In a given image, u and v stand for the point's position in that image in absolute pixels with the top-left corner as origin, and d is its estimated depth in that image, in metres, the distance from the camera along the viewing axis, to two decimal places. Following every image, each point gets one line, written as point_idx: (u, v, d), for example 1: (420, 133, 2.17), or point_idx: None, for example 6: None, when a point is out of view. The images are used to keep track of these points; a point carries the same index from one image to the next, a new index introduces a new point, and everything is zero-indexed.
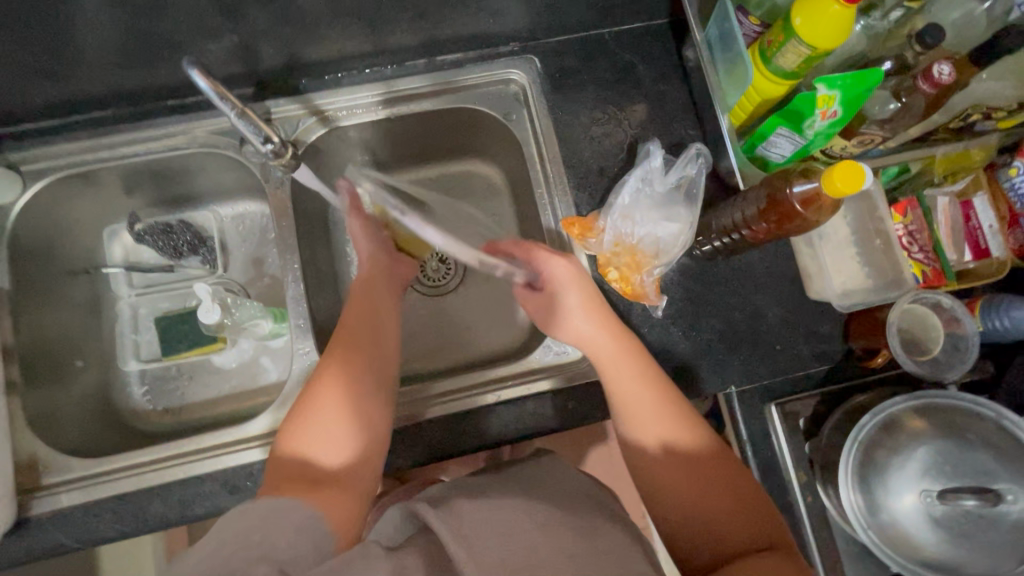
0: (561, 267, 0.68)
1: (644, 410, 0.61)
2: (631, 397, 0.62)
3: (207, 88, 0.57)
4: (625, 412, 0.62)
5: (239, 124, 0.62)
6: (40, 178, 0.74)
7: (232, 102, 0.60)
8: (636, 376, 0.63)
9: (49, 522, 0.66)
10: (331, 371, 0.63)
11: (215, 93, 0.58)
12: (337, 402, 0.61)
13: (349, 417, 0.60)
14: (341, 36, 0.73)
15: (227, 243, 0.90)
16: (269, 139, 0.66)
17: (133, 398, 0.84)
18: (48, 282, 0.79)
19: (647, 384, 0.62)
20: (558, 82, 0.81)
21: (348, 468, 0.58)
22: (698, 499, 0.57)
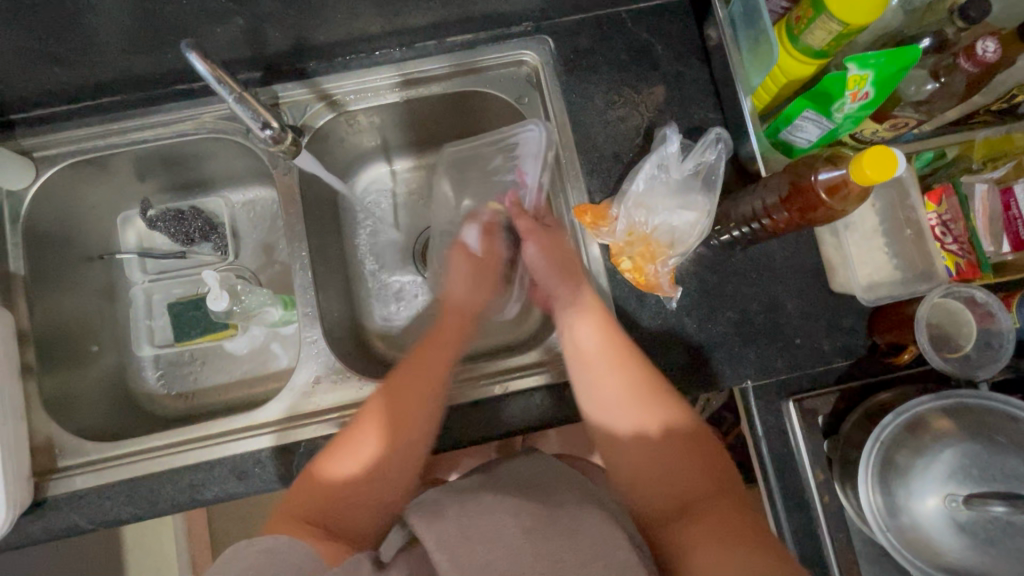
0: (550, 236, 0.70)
1: (601, 364, 0.61)
2: (591, 351, 0.62)
3: (204, 72, 0.56)
4: (584, 365, 0.62)
5: (236, 107, 0.61)
6: (52, 164, 0.75)
7: (231, 85, 0.59)
8: (598, 330, 0.63)
9: (66, 504, 0.67)
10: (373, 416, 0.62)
11: (213, 77, 0.57)
12: (379, 424, 0.61)
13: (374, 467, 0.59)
14: (348, 18, 0.70)
15: (238, 229, 0.90)
16: (268, 125, 0.64)
17: (148, 383, 0.85)
18: (64, 268, 0.79)
19: (608, 340, 0.62)
20: (573, 63, 0.78)
21: (368, 489, 0.59)
22: (653, 442, 0.58)
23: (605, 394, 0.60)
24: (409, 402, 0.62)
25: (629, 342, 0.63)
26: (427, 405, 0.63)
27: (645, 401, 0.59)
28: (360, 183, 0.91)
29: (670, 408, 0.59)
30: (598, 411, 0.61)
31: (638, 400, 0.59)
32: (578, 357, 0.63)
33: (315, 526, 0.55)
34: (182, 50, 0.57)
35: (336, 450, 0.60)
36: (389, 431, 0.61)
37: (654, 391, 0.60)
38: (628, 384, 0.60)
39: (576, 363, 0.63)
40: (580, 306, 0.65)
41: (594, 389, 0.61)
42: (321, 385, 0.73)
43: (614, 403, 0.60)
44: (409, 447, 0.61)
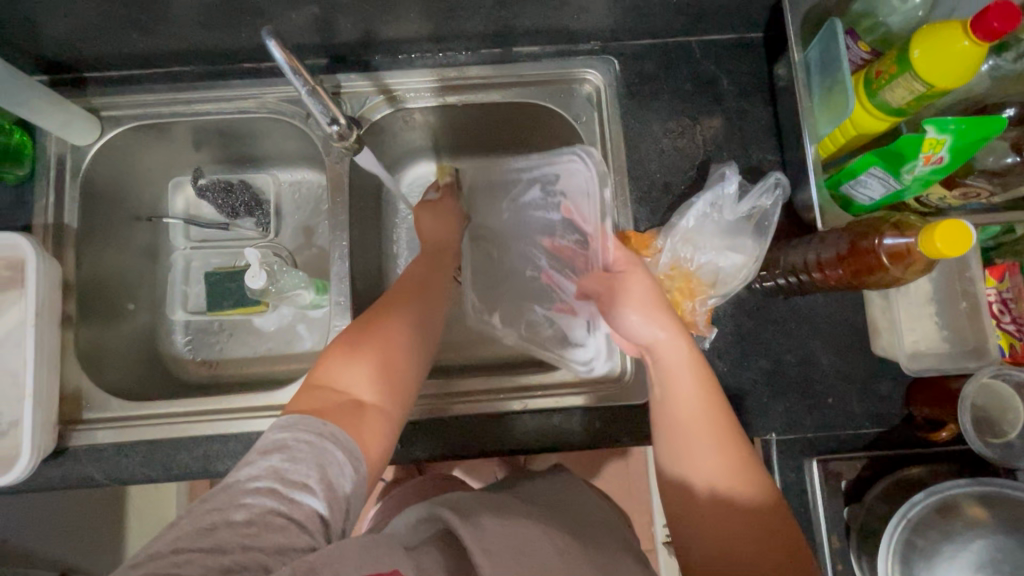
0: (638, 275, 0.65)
1: (696, 435, 0.56)
2: (687, 415, 0.57)
3: (281, 61, 0.57)
4: (677, 426, 0.57)
5: (308, 99, 0.62)
6: (118, 125, 0.77)
7: (305, 78, 0.60)
8: (695, 388, 0.57)
9: (84, 456, 0.69)
10: (385, 309, 0.63)
11: (289, 66, 0.58)
12: (381, 331, 0.60)
13: (396, 347, 0.60)
14: (419, 18, 0.71)
15: (281, 208, 0.91)
16: (336, 121, 0.66)
17: (176, 346, 0.86)
18: (113, 226, 0.81)
19: (704, 403, 0.57)
20: (636, 87, 0.77)
21: (383, 395, 0.56)
22: (734, 530, 0.53)
23: (697, 470, 0.55)
24: (410, 315, 0.64)
25: (725, 409, 0.58)
26: (427, 310, 0.66)
27: (729, 478, 0.54)
28: (406, 178, 0.91)
29: (755, 487, 0.54)
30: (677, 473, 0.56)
31: (729, 476, 0.54)
32: (674, 422, 0.57)
33: (333, 402, 0.53)
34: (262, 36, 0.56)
35: (349, 338, 0.59)
36: (385, 339, 0.60)
37: (747, 468, 0.55)
38: (719, 455, 0.55)
39: (669, 426, 0.57)
40: (675, 360, 0.59)
41: (685, 459, 0.56)
42: None
43: (700, 472, 0.55)
44: (414, 355, 0.61)
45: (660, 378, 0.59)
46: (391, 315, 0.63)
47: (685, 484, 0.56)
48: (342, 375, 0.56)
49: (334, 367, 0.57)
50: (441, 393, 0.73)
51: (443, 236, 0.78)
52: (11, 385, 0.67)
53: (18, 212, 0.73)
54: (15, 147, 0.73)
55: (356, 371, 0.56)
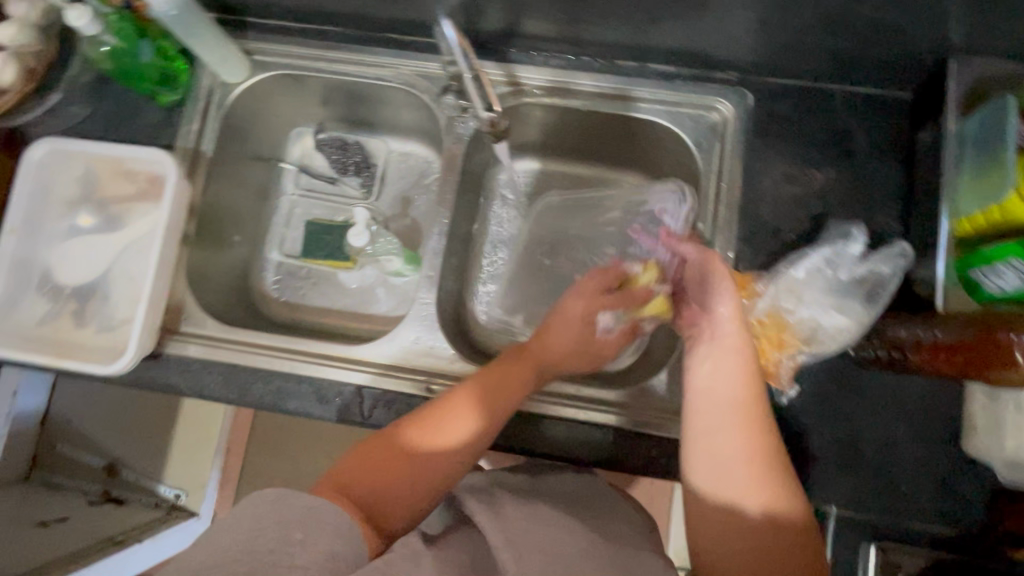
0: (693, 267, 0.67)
1: (725, 407, 0.56)
2: (724, 386, 0.57)
3: (454, 42, 0.63)
4: (708, 406, 0.57)
5: (470, 83, 0.67)
6: (265, 70, 0.82)
7: (470, 64, 0.66)
8: (737, 376, 0.58)
9: (174, 364, 0.74)
10: (445, 415, 0.61)
11: (459, 48, 0.64)
12: (432, 435, 0.59)
13: (434, 460, 0.57)
14: (566, 19, 0.72)
15: (386, 174, 0.95)
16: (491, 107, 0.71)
17: (265, 282, 0.92)
18: (237, 161, 0.87)
19: (744, 394, 0.57)
20: (765, 125, 0.75)
21: (396, 504, 0.54)
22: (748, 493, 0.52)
23: (721, 440, 0.54)
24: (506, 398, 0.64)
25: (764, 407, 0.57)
26: (483, 431, 0.61)
27: (751, 447, 0.54)
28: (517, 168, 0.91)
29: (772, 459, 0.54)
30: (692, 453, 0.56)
31: (745, 437, 0.54)
32: (707, 394, 0.58)
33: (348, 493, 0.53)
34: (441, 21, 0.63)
35: (401, 429, 0.59)
36: (426, 449, 0.58)
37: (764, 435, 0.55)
38: (742, 439, 0.54)
39: (703, 399, 0.57)
40: (725, 346, 0.60)
41: (711, 428, 0.55)
42: (418, 346, 0.76)
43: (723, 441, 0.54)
44: (446, 476, 0.57)
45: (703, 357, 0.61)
46: (446, 425, 0.60)
47: (701, 465, 0.55)
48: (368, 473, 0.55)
49: (371, 455, 0.57)
50: None
51: (565, 346, 0.69)
52: (130, 286, 0.74)
53: (163, 132, 0.79)
54: (173, 72, 0.78)
55: (385, 471, 0.56)
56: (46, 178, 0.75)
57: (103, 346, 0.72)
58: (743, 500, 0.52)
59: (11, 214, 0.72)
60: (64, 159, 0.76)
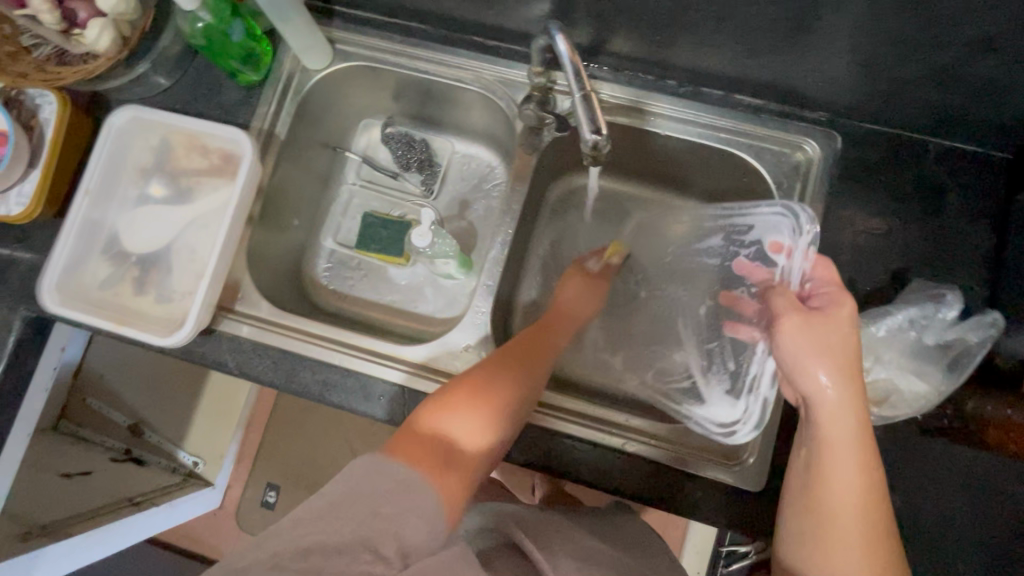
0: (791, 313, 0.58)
1: (846, 520, 0.51)
2: (842, 492, 0.51)
3: (564, 55, 0.58)
4: (819, 517, 0.52)
5: (578, 105, 0.60)
6: (346, 60, 0.82)
7: (581, 82, 0.59)
8: (856, 482, 0.51)
9: (225, 342, 0.74)
10: (479, 381, 0.60)
11: (568, 62, 0.58)
12: (475, 399, 0.58)
13: (489, 418, 0.57)
14: (661, 42, 0.70)
15: (448, 175, 0.95)
16: (597, 131, 0.62)
17: (317, 269, 0.92)
18: (306, 147, 0.87)
19: (862, 502, 0.51)
20: (851, 171, 0.72)
21: (473, 455, 0.54)
22: None
23: (838, 554, 0.50)
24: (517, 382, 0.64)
25: (884, 508, 0.52)
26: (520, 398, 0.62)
27: (870, 562, 0.49)
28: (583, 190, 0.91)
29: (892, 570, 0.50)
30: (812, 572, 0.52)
31: (866, 552, 0.50)
32: (821, 502, 0.52)
33: (432, 453, 0.51)
34: (549, 30, 0.58)
35: (446, 395, 0.58)
36: (485, 402, 0.58)
37: (884, 544, 0.50)
38: (875, 568, 0.49)
39: (818, 504, 0.52)
40: (843, 436, 0.52)
41: (828, 542, 0.51)
42: (468, 354, 0.76)
43: (843, 559, 0.50)
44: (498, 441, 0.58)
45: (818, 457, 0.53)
46: (490, 381, 0.60)
47: (812, 572, 0.52)
48: (441, 426, 0.54)
49: (434, 415, 0.56)
50: (549, 405, 0.72)
51: (551, 341, 0.72)
52: (192, 260, 0.75)
53: (241, 111, 0.79)
54: (259, 54, 0.78)
55: (458, 427, 0.55)
56: (124, 144, 0.76)
57: (159, 317, 0.73)
58: None
59: (87, 176, 0.74)
60: (143, 128, 0.77)
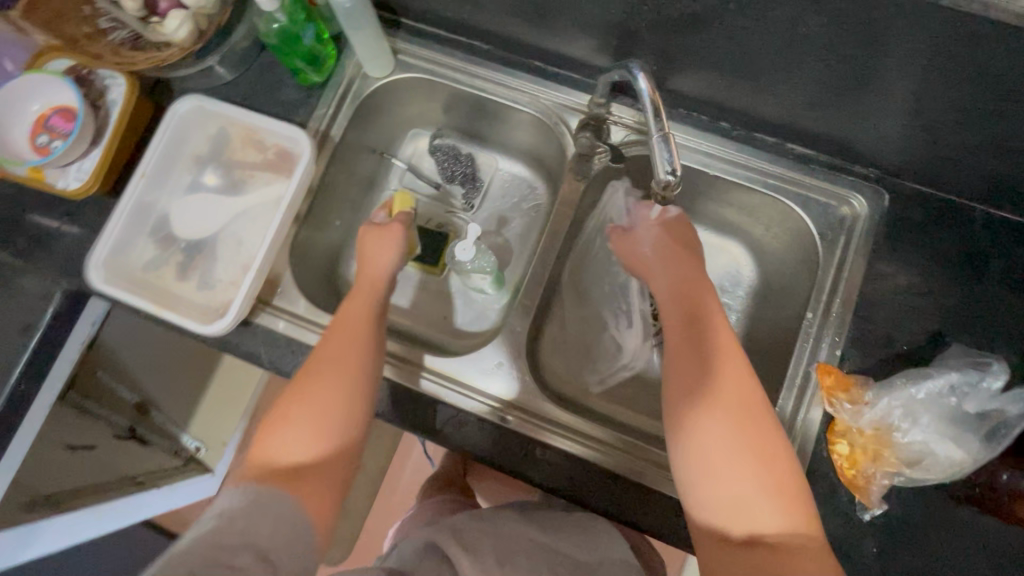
0: (654, 231, 0.71)
1: (712, 384, 0.57)
2: (710, 364, 0.59)
3: (646, 94, 0.59)
4: (691, 389, 0.58)
5: (656, 144, 0.60)
6: (407, 71, 0.84)
7: (660, 123, 0.60)
8: (722, 358, 0.59)
9: (259, 334, 0.75)
10: (325, 376, 0.62)
11: (650, 102, 0.59)
12: (310, 415, 0.60)
13: (320, 426, 0.60)
14: (722, 84, 0.71)
15: (489, 190, 0.96)
16: (673, 171, 0.62)
17: (350, 270, 0.93)
18: (356, 150, 0.89)
19: (690, 352, 0.60)
20: (896, 229, 0.73)
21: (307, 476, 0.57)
22: (726, 456, 0.53)
23: (706, 420, 0.56)
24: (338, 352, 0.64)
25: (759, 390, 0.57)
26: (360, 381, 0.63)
27: (732, 421, 0.55)
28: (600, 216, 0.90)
29: (759, 433, 0.54)
30: (684, 445, 0.56)
31: (734, 409, 0.56)
32: (691, 377, 0.59)
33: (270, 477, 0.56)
34: (631, 71, 0.60)
35: (284, 406, 0.61)
36: (314, 416, 0.60)
37: (753, 409, 0.56)
38: (733, 420, 0.55)
39: (687, 379, 0.59)
40: (687, 319, 0.63)
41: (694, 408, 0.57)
42: (500, 371, 0.77)
43: (707, 420, 0.56)
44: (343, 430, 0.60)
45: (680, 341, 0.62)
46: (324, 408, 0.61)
47: (687, 442, 0.56)
48: (275, 449, 0.58)
49: (271, 438, 0.59)
50: (576, 430, 0.73)
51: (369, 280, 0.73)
52: (238, 252, 0.76)
53: (298, 110, 0.81)
54: (323, 58, 0.80)
55: (294, 446, 0.58)
56: (183, 131, 0.78)
57: (199, 304, 0.74)
58: (739, 475, 0.53)
59: (146, 159, 0.75)
60: (204, 117, 0.79)
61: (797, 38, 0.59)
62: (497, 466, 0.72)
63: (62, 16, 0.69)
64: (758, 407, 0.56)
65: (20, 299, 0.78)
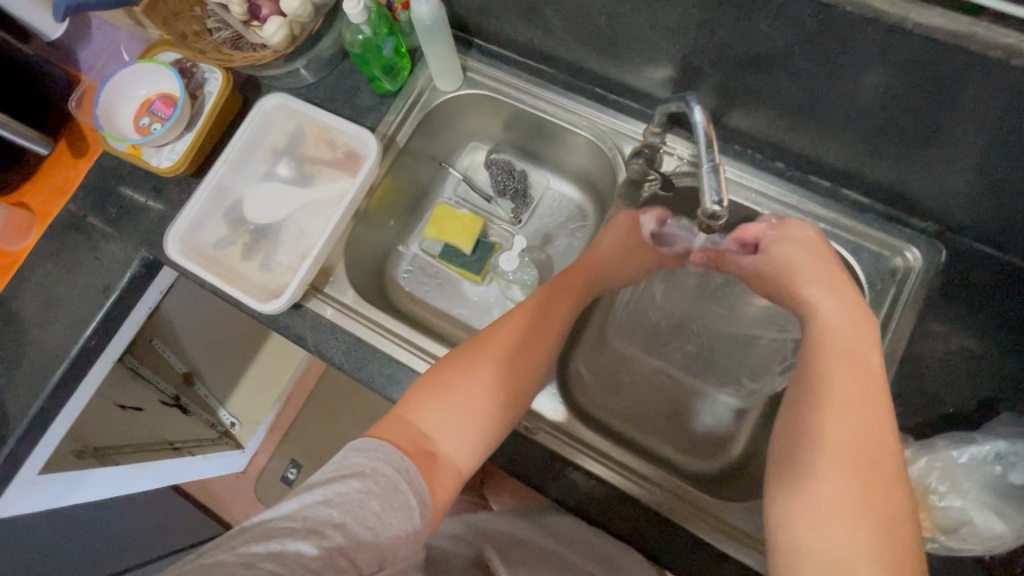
0: (789, 249, 0.67)
1: (845, 384, 0.53)
2: (844, 366, 0.55)
3: (699, 123, 0.61)
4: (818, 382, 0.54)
5: (705, 175, 0.62)
6: (474, 88, 0.89)
7: (711, 154, 0.62)
8: (858, 364, 0.55)
9: (307, 318, 0.80)
10: (490, 346, 0.65)
11: (703, 133, 0.61)
12: (462, 378, 0.62)
13: (478, 395, 0.61)
14: (782, 124, 0.71)
15: (538, 208, 0.99)
16: (719, 203, 0.62)
17: (397, 270, 0.97)
18: (417, 158, 0.94)
19: (830, 352, 0.56)
20: (952, 288, 0.71)
21: (445, 446, 0.58)
22: (852, 454, 0.49)
23: (838, 417, 0.51)
24: (490, 364, 0.63)
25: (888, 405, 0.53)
26: (521, 362, 0.65)
27: (860, 424, 0.51)
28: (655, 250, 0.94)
29: (883, 443, 0.50)
30: (805, 435, 0.52)
31: (863, 411, 0.52)
32: (821, 374, 0.55)
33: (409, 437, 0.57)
34: (686, 103, 0.63)
35: (451, 369, 0.63)
36: (468, 378, 0.62)
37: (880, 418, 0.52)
38: (860, 421, 0.51)
39: (823, 376, 0.54)
40: (827, 326, 0.59)
41: (825, 402, 0.53)
42: None
43: (832, 414, 0.52)
44: (496, 405, 0.62)
45: (818, 343, 0.58)
46: (484, 368, 0.63)
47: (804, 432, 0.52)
48: (429, 410, 0.60)
49: (426, 400, 0.61)
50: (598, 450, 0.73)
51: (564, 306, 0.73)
52: (298, 238, 0.82)
53: (370, 115, 0.87)
54: (399, 69, 0.86)
55: (445, 407, 0.60)
56: (266, 125, 0.85)
57: (258, 282, 0.79)
58: (852, 472, 0.49)
59: (230, 147, 0.83)
60: (286, 114, 0.86)
61: (863, 85, 0.59)
62: (516, 474, 0.74)
63: (177, 15, 0.79)
64: (890, 440, 0.51)
65: (104, 262, 0.86)
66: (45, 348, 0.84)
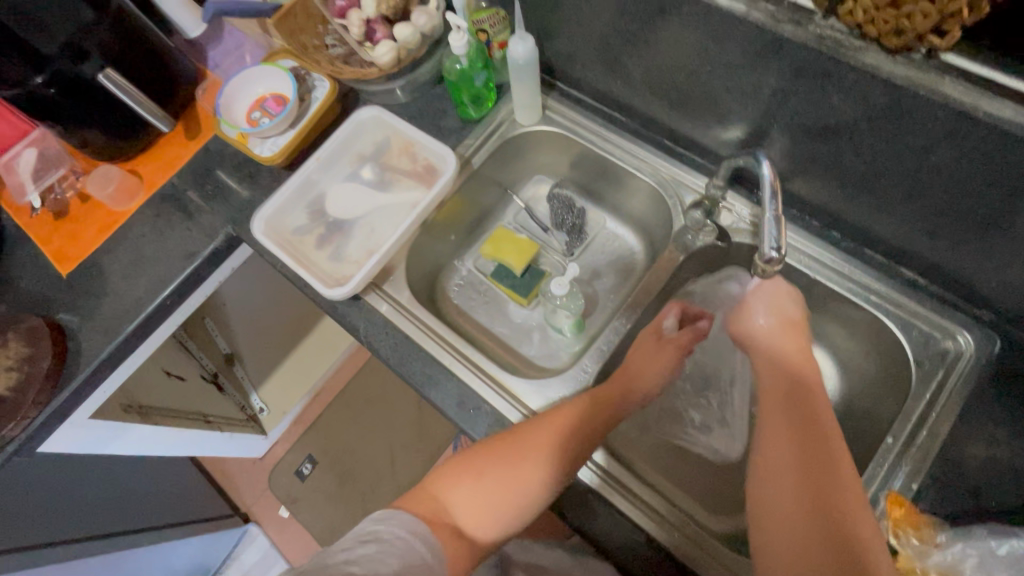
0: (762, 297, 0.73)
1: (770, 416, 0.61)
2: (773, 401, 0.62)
3: (766, 178, 0.66)
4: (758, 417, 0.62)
5: (766, 223, 0.66)
6: (550, 125, 0.96)
7: (774, 205, 0.65)
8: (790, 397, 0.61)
9: (363, 310, 0.85)
10: (526, 435, 0.66)
11: (769, 185, 0.65)
12: (494, 465, 0.65)
13: (509, 484, 0.64)
14: (842, 195, 0.74)
15: (591, 244, 1.03)
16: (777, 249, 0.65)
17: (449, 282, 1.03)
18: (486, 181, 1.01)
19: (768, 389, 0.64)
20: (1002, 377, 0.70)
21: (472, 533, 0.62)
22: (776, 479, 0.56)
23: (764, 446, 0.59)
24: (526, 453, 0.65)
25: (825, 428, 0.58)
26: (559, 452, 0.65)
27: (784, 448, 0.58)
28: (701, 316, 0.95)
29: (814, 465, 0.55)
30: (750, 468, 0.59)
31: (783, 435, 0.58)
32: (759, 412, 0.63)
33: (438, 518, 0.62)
34: (755, 158, 0.68)
35: (487, 454, 0.66)
36: (501, 467, 0.65)
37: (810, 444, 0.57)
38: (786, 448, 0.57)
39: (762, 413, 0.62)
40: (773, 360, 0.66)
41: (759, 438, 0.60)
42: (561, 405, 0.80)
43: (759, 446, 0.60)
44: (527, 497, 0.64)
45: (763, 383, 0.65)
46: (518, 460, 0.65)
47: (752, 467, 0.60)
48: (457, 491, 0.64)
49: (456, 483, 0.65)
50: (620, 485, 0.73)
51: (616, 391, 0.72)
52: (370, 236, 0.89)
53: (452, 136, 0.94)
54: (484, 100, 0.94)
55: (474, 493, 0.64)
56: (358, 133, 0.94)
57: (327, 270, 0.86)
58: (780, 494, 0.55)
59: (325, 145, 0.92)
60: (377, 125, 0.95)
61: (928, 166, 0.62)
62: None
63: (303, 30, 0.89)
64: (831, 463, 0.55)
65: (193, 232, 0.95)
66: (125, 300, 0.92)
